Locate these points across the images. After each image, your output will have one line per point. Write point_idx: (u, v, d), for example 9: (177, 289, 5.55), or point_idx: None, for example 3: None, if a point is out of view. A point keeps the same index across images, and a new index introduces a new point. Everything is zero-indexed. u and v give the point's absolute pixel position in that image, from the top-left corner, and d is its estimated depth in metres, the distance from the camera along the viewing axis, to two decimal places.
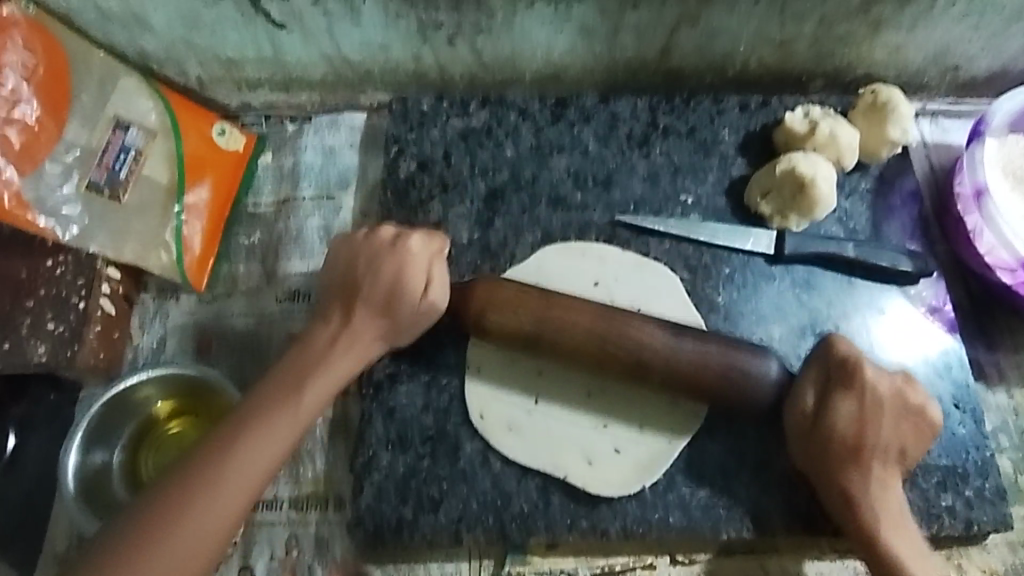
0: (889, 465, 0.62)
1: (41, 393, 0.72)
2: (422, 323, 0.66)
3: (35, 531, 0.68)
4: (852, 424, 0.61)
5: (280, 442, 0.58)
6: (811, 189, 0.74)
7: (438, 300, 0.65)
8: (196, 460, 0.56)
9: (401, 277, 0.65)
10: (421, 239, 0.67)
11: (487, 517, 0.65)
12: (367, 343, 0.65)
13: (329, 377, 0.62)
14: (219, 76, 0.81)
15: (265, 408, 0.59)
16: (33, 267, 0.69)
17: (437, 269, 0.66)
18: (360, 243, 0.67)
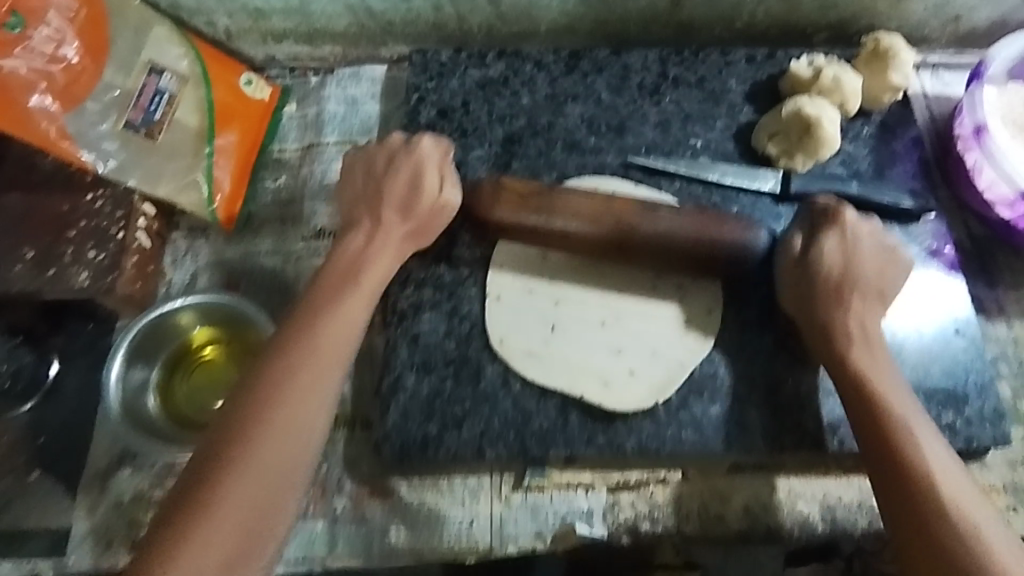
0: (868, 296, 0.65)
1: (79, 324, 0.75)
2: (439, 217, 0.69)
3: (76, 450, 0.71)
4: (851, 323, 0.64)
5: (346, 331, 0.61)
6: (816, 129, 0.77)
7: (451, 199, 0.69)
8: (264, 374, 0.57)
9: (418, 175, 0.69)
10: (430, 139, 0.72)
11: (508, 434, 0.68)
12: (394, 249, 0.68)
13: (371, 279, 0.65)
14: (247, 28, 0.84)
15: (329, 299, 0.62)
16: (75, 201, 0.73)
17: (450, 190, 0.69)
18: (375, 157, 0.71)
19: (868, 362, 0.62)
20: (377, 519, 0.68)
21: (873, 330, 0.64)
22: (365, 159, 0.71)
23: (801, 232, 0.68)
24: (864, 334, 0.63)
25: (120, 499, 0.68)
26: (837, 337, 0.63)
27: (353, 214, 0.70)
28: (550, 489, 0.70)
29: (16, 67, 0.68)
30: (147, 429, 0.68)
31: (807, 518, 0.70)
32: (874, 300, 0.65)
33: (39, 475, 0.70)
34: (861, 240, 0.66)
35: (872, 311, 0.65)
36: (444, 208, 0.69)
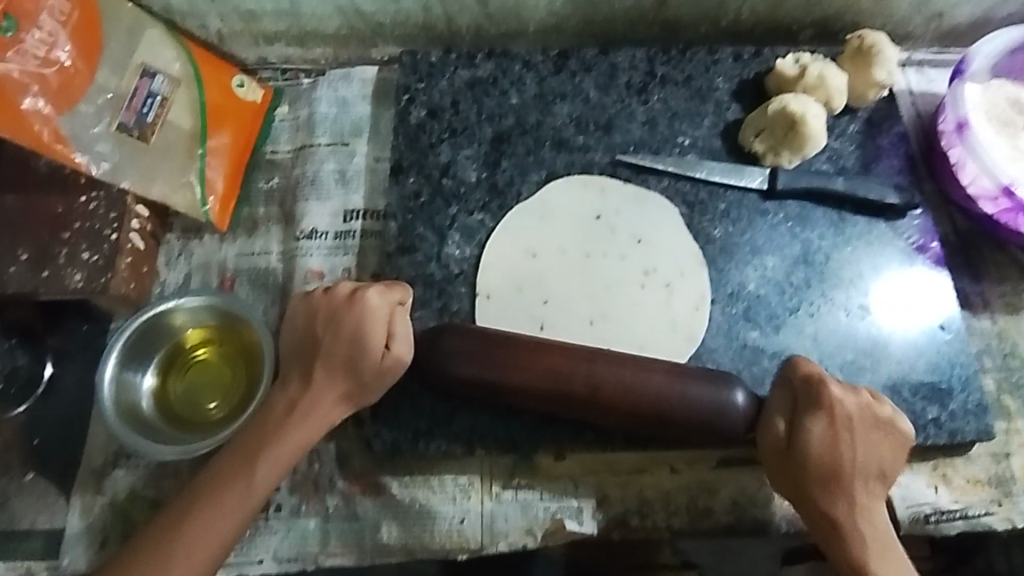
0: (870, 481, 0.61)
1: (74, 324, 0.76)
2: (385, 379, 0.65)
3: (72, 449, 0.72)
4: (825, 441, 0.61)
5: (236, 517, 0.61)
6: (801, 126, 0.77)
7: (403, 353, 0.65)
8: (177, 504, 0.61)
9: (360, 334, 0.64)
10: (376, 290, 0.67)
11: (497, 430, 0.69)
12: (327, 408, 0.64)
13: (283, 454, 0.62)
14: (238, 30, 0.85)
15: (234, 471, 0.62)
16: (69, 202, 0.74)
17: (402, 348, 0.65)
18: (319, 301, 0.67)
19: (841, 499, 0.60)
20: (369, 515, 0.69)
21: (847, 420, 0.61)
22: (307, 305, 0.67)
23: (781, 404, 0.63)
24: (840, 438, 0.61)
25: (115, 498, 0.69)
26: (812, 480, 0.61)
27: (289, 366, 0.66)
28: (540, 486, 0.71)
29: (10, 70, 0.69)
30: (140, 428, 0.69)
31: (795, 512, 0.71)
32: (863, 423, 0.62)
33: (34, 476, 0.71)
34: (840, 408, 0.61)
35: (852, 419, 0.62)
36: (390, 368, 0.65)
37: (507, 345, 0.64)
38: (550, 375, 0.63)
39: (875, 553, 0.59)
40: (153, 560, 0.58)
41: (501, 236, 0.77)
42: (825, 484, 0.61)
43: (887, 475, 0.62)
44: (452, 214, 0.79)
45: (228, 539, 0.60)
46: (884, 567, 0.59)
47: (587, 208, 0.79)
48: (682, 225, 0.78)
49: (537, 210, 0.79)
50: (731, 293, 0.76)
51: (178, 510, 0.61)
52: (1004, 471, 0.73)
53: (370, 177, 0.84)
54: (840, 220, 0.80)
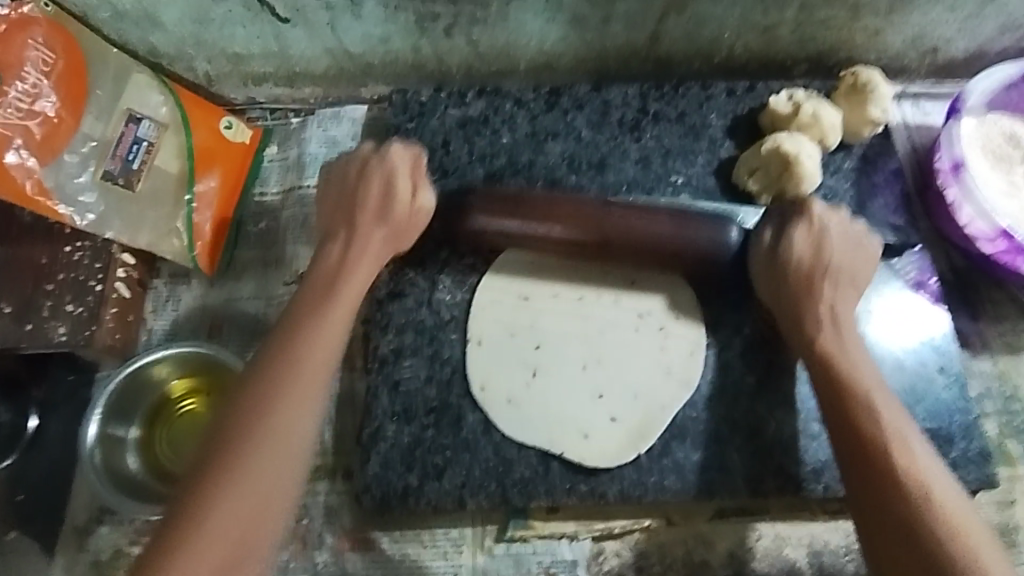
0: (840, 284, 0.67)
1: (59, 375, 0.75)
2: (415, 226, 0.71)
3: (56, 505, 0.70)
4: (808, 249, 0.67)
5: (326, 355, 0.60)
6: (796, 166, 0.76)
7: (427, 202, 0.71)
8: (250, 396, 0.57)
9: (390, 180, 0.70)
10: (400, 148, 0.72)
11: (489, 483, 0.68)
12: (372, 256, 0.68)
13: (345, 300, 0.64)
14: (227, 72, 0.84)
15: (308, 317, 0.62)
16: (54, 252, 0.73)
17: (425, 195, 0.71)
18: (346, 184, 0.70)
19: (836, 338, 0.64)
20: (359, 572, 0.68)
21: (839, 258, 0.67)
22: (336, 176, 0.71)
23: (773, 220, 0.70)
24: (830, 281, 0.66)
25: (99, 557, 0.68)
26: (790, 284, 0.67)
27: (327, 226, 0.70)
28: (533, 540, 0.69)
29: None
30: (123, 484, 0.68)
31: (793, 563, 0.69)
32: (846, 249, 0.68)
33: (17, 534, 0.69)
34: (828, 237, 0.68)
35: (830, 247, 0.68)
36: (417, 215, 0.71)
37: (524, 198, 0.72)
38: (564, 205, 0.71)
39: (872, 394, 0.60)
40: (253, 408, 0.56)
41: (493, 277, 0.75)
42: (817, 333, 0.65)
43: (859, 281, 0.68)
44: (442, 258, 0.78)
45: (318, 386, 0.59)
46: (885, 412, 0.58)
47: None
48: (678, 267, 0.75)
49: None
50: None
51: (261, 368, 0.59)
52: (1007, 520, 0.71)
53: None
54: None
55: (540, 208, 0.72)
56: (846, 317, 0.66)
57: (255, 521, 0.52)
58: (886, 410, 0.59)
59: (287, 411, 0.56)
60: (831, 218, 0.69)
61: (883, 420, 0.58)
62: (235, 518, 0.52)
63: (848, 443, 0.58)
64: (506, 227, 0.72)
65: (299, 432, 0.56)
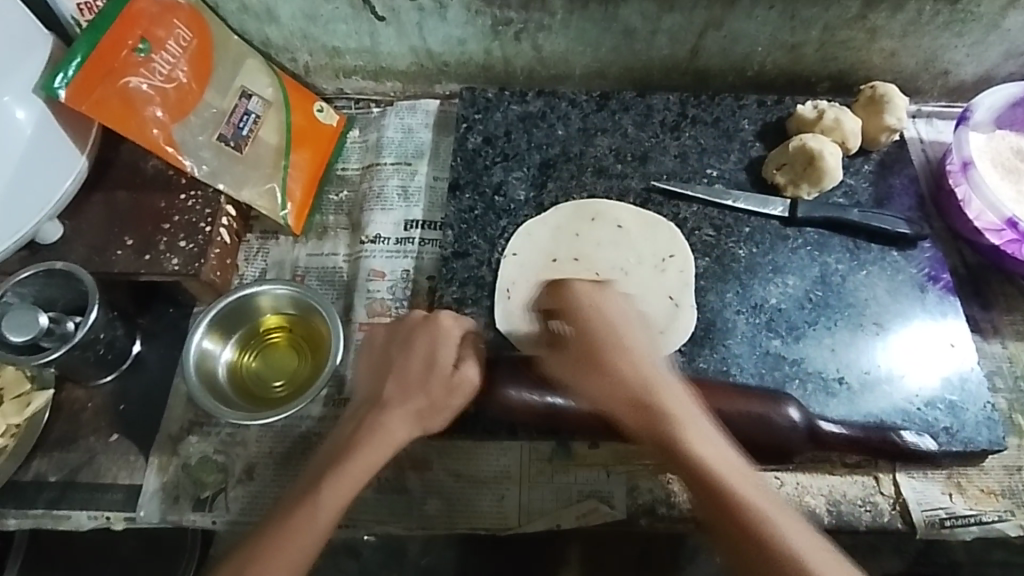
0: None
1: (162, 308, 0.86)
2: (451, 398, 0.70)
3: (153, 416, 0.80)
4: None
5: (304, 544, 0.61)
6: (819, 161, 0.86)
7: (469, 375, 0.71)
8: (275, 515, 0.62)
9: (432, 353, 0.71)
10: (450, 315, 0.73)
11: (538, 415, 0.75)
12: (400, 426, 0.68)
13: (349, 480, 0.64)
14: (323, 65, 0.98)
15: (294, 508, 0.62)
16: (171, 199, 0.84)
17: (470, 369, 0.71)
18: (389, 334, 0.73)
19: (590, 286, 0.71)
20: (417, 490, 0.76)
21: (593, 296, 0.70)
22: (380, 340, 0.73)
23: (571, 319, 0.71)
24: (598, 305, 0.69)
25: (188, 461, 0.77)
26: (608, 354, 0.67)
27: (368, 385, 0.72)
28: (575, 471, 0.76)
29: (140, 83, 0.80)
30: (216, 394, 0.77)
31: (815, 510, 0.77)
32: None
33: (118, 437, 0.79)
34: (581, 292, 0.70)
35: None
36: (460, 385, 0.71)
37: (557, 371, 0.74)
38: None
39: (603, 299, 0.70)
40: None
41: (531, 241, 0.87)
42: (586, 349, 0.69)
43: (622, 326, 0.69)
44: (502, 226, 0.88)
45: (300, 566, 0.60)
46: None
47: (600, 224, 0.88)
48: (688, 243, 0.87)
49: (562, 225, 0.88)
50: (755, 304, 0.84)
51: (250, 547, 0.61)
52: (1016, 484, 0.78)
53: (430, 194, 0.94)
54: (855, 247, 0.88)
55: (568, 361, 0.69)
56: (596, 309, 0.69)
57: None
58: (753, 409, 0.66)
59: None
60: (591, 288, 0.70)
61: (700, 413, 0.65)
62: None
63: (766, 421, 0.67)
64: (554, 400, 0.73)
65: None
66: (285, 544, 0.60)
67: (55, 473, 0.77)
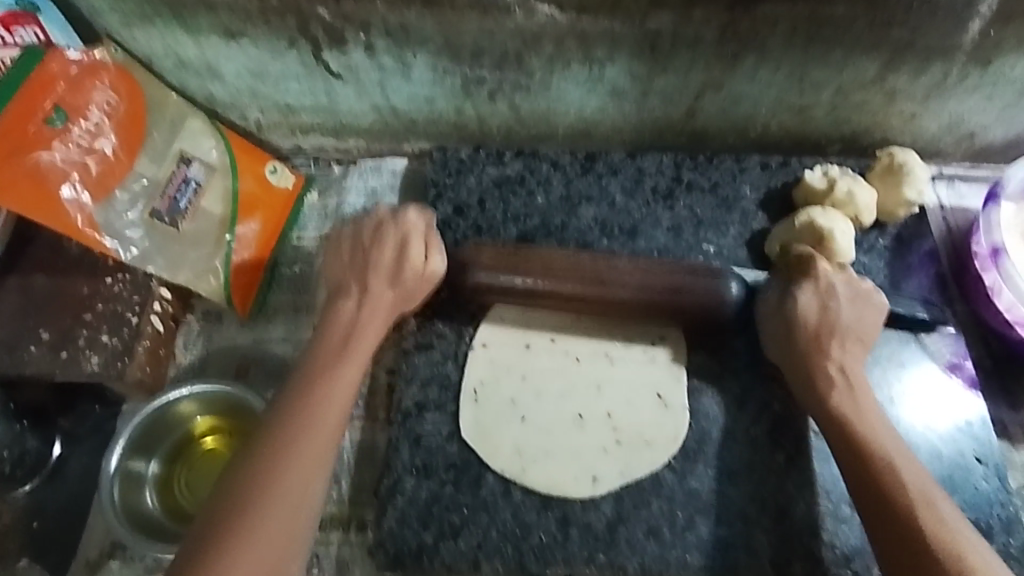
0: (848, 343, 0.68)
1: (86, 407, 0.76)
2: (425, 287, 0.72)
3: (70, 538, 0.70)
4: (814, 313, 0.68)
5: (330, 423, 0.62)
6: (829, 243, 0.77)
7: (439, 266, 0.72)
8: (267, 439, 0.61)
9: (404, 244, 0.72)
10: (414, 210, 0.74)
11: (506, 548, 0.66)
12: (383, 315, 0.70)
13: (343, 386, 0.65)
14: (277, 122, 0.87)
15: (306, 400, 0.63)
16: (95, 284, 0.75)
17: (436, 260, 0.72)
18: (358, 242, 0.73)
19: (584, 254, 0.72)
20: None
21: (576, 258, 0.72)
22: (353, 231, 0.74)
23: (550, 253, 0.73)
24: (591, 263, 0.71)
25: None
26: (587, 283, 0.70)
27: (341, 279, 0.72)
28: None
29: (53, 157, 0.71)
30: (147, 530, 0.67)
31: None
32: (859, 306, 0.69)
33: (27, 563, 0.69)
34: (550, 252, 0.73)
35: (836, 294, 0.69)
36: (428, 276, 0.72)
37: (526, 269, 0.71)
38: (575, 270, 0.71)
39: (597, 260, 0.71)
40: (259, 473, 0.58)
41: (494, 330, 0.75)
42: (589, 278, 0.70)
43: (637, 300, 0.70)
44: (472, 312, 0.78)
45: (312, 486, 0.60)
46: (883, 438, 0.62)
47: None
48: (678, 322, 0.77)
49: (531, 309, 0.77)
50: (756, 409, 0.72)
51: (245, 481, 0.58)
52: None
53: None
54: None
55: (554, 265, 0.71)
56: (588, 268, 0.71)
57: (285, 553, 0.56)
58: (880, 437, 0.62)
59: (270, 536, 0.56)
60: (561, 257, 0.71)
61: (900, 469, 0.60)
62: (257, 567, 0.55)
63: (842, 442, 0.63)
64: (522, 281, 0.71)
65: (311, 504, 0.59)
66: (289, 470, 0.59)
67: None
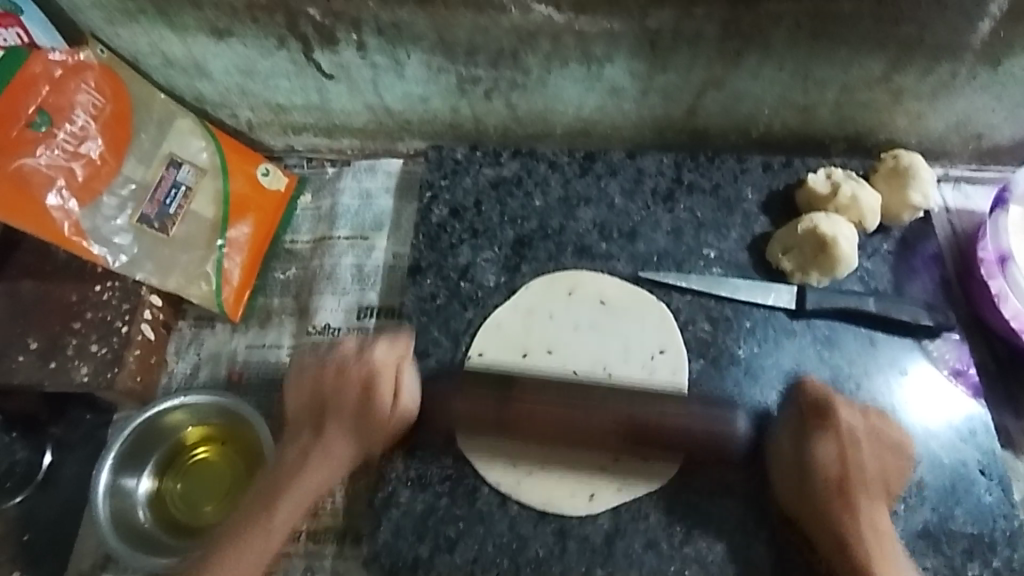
0: (856, 409, 0.65)
1: (77, 415, 0.75)
2: (394, 432, 0.66)
3: (62, 548, 0.70)
4: (835, 461, 0.63)
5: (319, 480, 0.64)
6: (831, 248, 0.75)
7: (410, 404, 0.66)
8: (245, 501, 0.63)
9: (369, 399, 0.65)
10: (384, 344, 0.68)
11: (502, 560, 0.66)
12: (354, 377, 0.66)
13: (297, 493, 0.63)
14: (268, 121, 0.86)
15: (231, 542, 0.61)
16: (84, 291, 0.73)
17: (409, 398, 0.66)
18: (327, 373, 0.66)
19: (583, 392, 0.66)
20: None
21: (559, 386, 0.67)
22: (314, 379, 0.67)
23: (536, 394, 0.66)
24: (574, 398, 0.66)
25: None
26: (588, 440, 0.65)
27: (299, 420, 0.67)
28: None
29: (37, 162, 0.69)
30: (142, 541, 0.67)
31: None
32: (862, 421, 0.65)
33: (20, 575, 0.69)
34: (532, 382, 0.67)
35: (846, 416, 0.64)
36: (400, 415, 0.66)
37: (519, 392, 0.65)
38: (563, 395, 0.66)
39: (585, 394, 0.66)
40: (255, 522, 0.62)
41: (491, 337, 0.76)
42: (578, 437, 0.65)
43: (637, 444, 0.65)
44: (468, 318, 0.77)
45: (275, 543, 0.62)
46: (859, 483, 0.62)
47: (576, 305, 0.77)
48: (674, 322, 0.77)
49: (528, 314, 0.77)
50: (755, 420, 0.72)
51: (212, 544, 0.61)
52: None
53: (388, 274, 0.83)
54: (872, 344, 0.76)
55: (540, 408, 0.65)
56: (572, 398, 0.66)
57: None
58: (860, 495, 0.62)
59: None
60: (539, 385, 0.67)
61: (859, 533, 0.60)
62: None
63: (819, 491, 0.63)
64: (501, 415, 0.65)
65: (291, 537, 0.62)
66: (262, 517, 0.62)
67: None
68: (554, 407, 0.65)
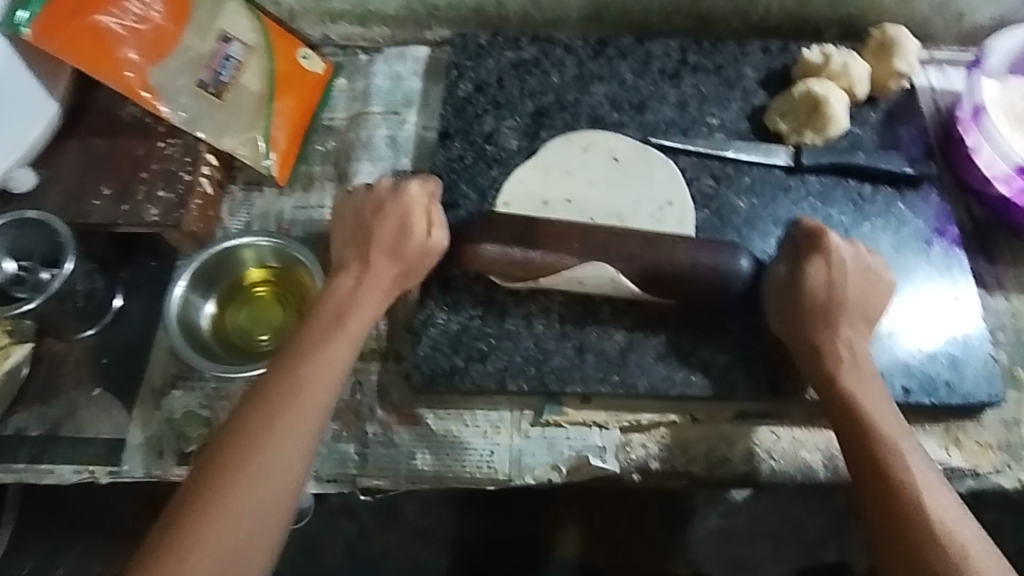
0: (856, 321, 0.68)
1: (143, 262, 0.84)
2: (426, 261, 0.72)
3: (136, 369, 0.78)
4: (822, 285, 0.68)
5: (314, 395, 0.61)
6: (825, 108, 0.83)
7: (441, 238, 0.72)
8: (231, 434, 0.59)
9: (407, 218, 0.71)
10: (417, 181, 0.73)
11: (529, 369, 0.75)
12: (386, 284, 0.70)
13: (296, 412, 0.60)
14: (306, 8, 0.93)
15: (240, 435, 0.58)
16: (149, 146, 0.81)
17: (438, 233, 0.72)
18: (363, 199, 0.73)
19: (592, 241, 0.72)
20: (405, 444, 0.75)
21: (575, 233, 0.72)
22: (354, 210, 0.73)
23: (536, 247, 0.71)
24: (597, 228, 0.73)
25: (172, 415, 0.75)
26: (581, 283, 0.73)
27: (345, 255, 0.72)
28: (567, 426, 0.76)
29: (112, 23, 0.77)
30: (201, 349, 0.76)
31: (810, 465, 0.75)
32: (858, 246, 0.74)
33: (100, 391, 0.77)
34: (546, 228, 0.72)
35: (844, 263, 0.69)
36: (431, 248, 0.72)
37: (541, 225, 0.72)
38: (574, 241, 0.72)
39: (617, 234, 0.72)
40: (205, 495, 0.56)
41: (516, 189, 0.84)
42: (607, 283, 0.72)
43: (660, 266, 0.71)
44: (493, 176, 0.85)
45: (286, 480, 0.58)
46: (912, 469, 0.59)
47: (593, 160, 0.85)
48: (683, 181, 0.84)
49: (548, 171, 0.85)
50: (753, 258, 0.81)
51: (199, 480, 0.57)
52: (1014, 437, 0.77)
53: (419, 144, 0.91)
54: (859, 197, 0.85)
55: (550, 228, 0.72)
56: (581, 269, 0.71)
57: (243, 553, 0.55)
58: (889, 425, 0.62)
59: (211, 543, 0.54)
60: (550, 224, 0.73)
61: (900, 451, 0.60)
62: (224, 548, 0.54)
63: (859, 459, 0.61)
64: (530, 255, 0.71)
65: (290, 466, 0.58)
66: (267, 443, 0.58)
67: (35, 428, 0.76)
68: (565, 238, 0.71)
